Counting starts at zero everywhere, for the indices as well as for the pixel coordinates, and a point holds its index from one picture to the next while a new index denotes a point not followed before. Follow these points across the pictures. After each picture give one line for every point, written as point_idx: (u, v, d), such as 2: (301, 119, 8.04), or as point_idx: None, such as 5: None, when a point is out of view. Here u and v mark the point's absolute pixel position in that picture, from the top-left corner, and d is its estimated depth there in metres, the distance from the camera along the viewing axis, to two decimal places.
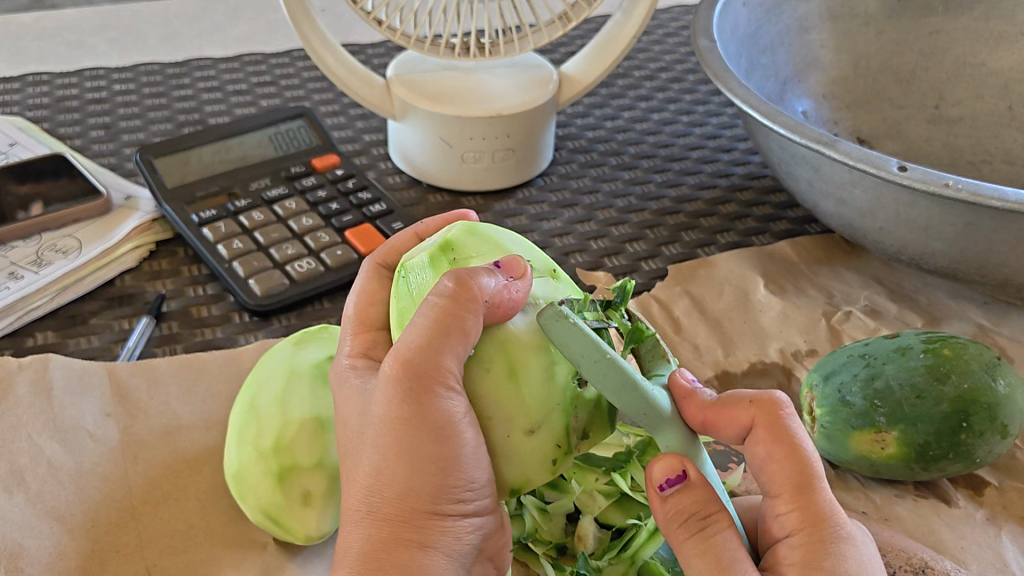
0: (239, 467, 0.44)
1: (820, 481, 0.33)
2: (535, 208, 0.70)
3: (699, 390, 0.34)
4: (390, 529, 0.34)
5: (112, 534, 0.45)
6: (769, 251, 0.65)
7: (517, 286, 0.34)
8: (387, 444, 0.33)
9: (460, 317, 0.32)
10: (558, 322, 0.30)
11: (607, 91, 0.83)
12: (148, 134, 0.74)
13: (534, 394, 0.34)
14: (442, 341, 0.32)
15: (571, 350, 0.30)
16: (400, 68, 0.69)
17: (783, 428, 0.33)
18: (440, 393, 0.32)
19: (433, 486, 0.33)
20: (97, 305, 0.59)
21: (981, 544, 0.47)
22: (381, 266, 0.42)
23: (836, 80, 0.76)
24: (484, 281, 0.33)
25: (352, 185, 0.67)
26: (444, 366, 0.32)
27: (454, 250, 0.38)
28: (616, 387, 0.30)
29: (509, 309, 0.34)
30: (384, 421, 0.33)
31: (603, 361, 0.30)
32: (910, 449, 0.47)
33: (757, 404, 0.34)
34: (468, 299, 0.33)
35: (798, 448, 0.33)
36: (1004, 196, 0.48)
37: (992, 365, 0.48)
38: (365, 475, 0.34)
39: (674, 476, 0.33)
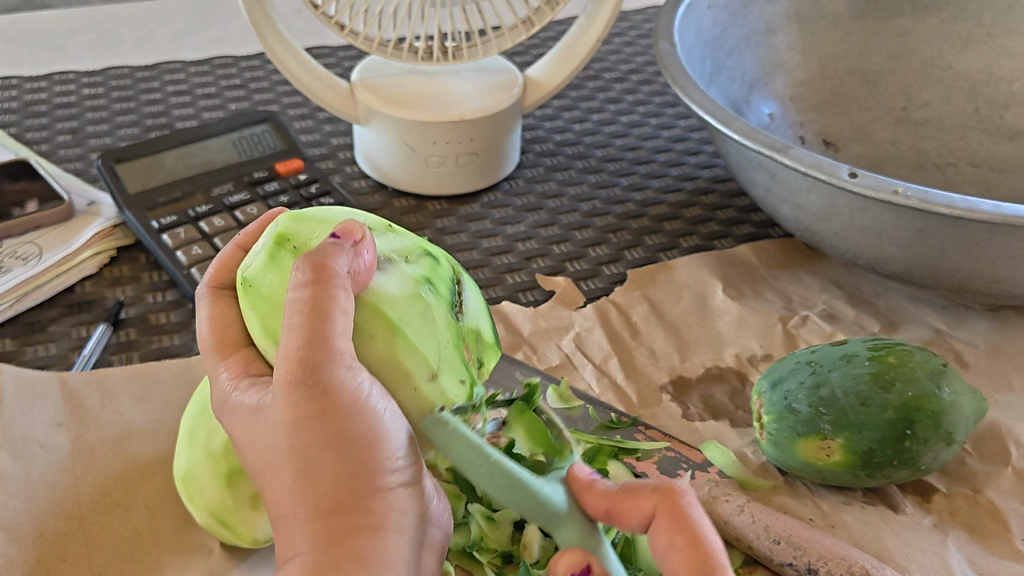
0: (188, 468, 0.44)
1: (723, 572, 0.31)
2: (499, 212, 0.70)
3: (597, 482, 0.35)
4: (335, 526, 0.31)
5: (59, 543, 0.45)
6: (730, 255, 0.66)
7: (365, 250, 0.34)
8: (304, 445, 0.32)
9: (330, 298, 0.32)
10: (442, 429, 0.35)
11: (577, 94, 0.83)
12: (114, 139, 0.74)
13: (422, 339, 0.36)
14: (319, 326, 0.31)
15: (461, 457, 0.34)
16: (365, 72, 0.69)
17: (683, 516, 0.32)
18: (340, 374, 0.32)
19: (363, 466, 0.32)
20: (56, 312, 0.59)
21: (926, 551, 0.47)
22: (219, 288, 0.38)
23: (804, 82, 0.76)
24: (338, 259, 0.33)
25: (314, 190, 0.67)
26: (334, 348, 0.32)
27: (291, 240, 0.37)
28: (507, 488, 0.34)
29: (362, 276, 0.34)
30: (293, 425, 0.32)
31: (485, 463, 0.34)
32: (856, 456, 0.47)
33: (658, 493, 0.33)
34: (328, 276, 0.32)
35: (699, 534, 0.32)
36: (951, 203, 0.48)
37: (936, 373, 0.48)
38: (290, 487, 0.32)
39: (579, 568, 0.33)
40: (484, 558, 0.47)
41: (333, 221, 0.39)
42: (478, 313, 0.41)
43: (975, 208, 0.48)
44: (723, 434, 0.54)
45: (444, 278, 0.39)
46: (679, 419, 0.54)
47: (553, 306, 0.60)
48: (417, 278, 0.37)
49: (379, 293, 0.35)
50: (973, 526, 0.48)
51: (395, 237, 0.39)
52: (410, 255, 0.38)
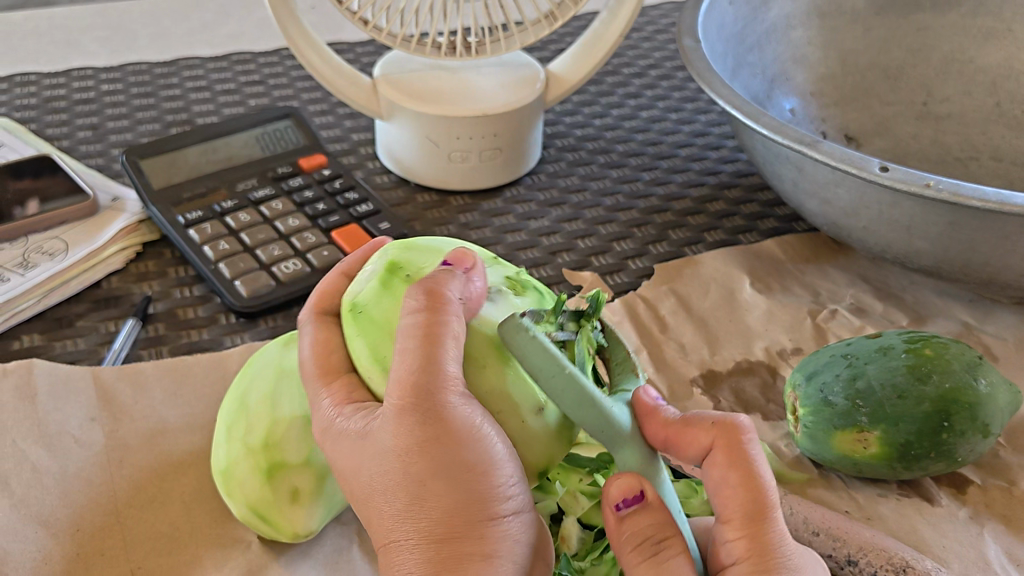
0: (228, 463, 0.43)
1: (772, 510, 0.33)
2: (523, 207, 0.70)
3: (662, 408, 0.34)
4: (448, 549, 0.32)
5: (98, 538, 0.45)
6: (756, 249, 0.66)
7: (477, 277, 0.37)
8: (414, 469, 0.32)
9: (443, 325, 0.34)
10: (521, 334, 0.31)
11: (596, 89, 0.83)
12: (135, 135, 0.74)
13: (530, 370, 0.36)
14: (434, 350, 0.33)
15: (532, 364, 0.31)
16: (387, 68, 0.69)
17: (742, 454, 0.33)
18: (449, 400, 0.33)
19: (472, 491, 0.32)
20: (84, 307, 0.59)
21: (964, 543, 0.47)
22: (323, 313, 0.40)
23: (824, 77, 0.76)
24: (449, 288, 0.35)
25: (339, 185, 0.67)
26: (445, 372, 0.33)
27: (403, 269, 0.39)
28: (575, 404, 0.31)
29: (473, 301, 0.36)
30: (403, 449, 0.33)
31: (563, 375, 0.31)
32: (892, 448, 0.47)
33: (718, 428, 0.33)
34: (442, 303, 0.34)
35: (756, 474, 0.32)
36: (984, 196, 0.48)
37: (973, 365, 0.48)
38: (402, 510, 0.33)
39: (632, 496, 0.33)
40: None
41: (443, 251, 0.41)
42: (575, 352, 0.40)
43: (1008, 201, 0.48)
44: (756, 427, 0.54)
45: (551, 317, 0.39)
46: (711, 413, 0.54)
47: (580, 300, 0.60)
48: (523, 308, 0.38)
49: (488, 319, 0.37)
50: (1009, 518, 0.49)
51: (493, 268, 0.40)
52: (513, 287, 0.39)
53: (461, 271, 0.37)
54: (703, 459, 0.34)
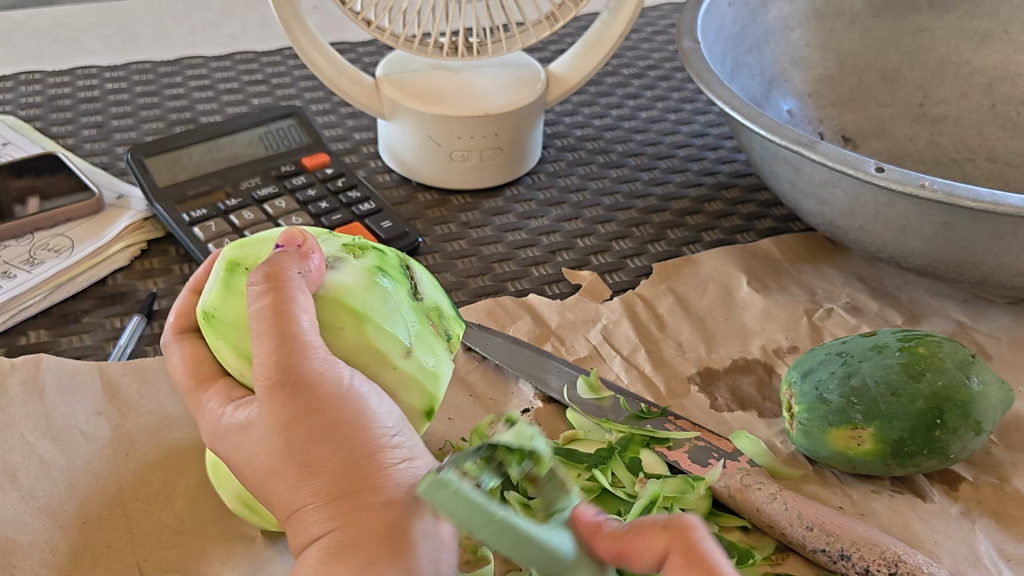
0: (220, 456, 0.44)
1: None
2: (523, 206, 0.71)
3: (605, 523, 0.30)
4: (351, 506, 0.34)
5: (105, 530, 0.46)
6: (753, 249, 0.66)
7: (312, 254, 0.38)
8: (302, 441, 0.34)
9: (283, 301, 0.35)
10: (440, 488, 0.27)
11: (596, 89, 0.84)
12: (140, 133, 0.75)
13: (390, 320, 0.39)
14: (282, 324, 0.34)
15: (458, 514, 0.27)
16: (389, 68, 0.70)
17: (698, 551, 0.28)
18: (313, 368, 0.34)
19: (360, 445, 0.34)
20: (90, 304, 0.59)
21: (955, 539, 0.48)
22: (181, 334, 0.42)
23: (822, 79, 0.77)
24: (290, 268, 0.36)
25: (341, 184, 0.68)
26: (303, 342, 0.34)
27: (241, 263, 0.40)
28: (514, 540, 0.27)
29: (317, 271, 0.38)
30: (277, 427, 0.34)
31: (491, 520, 0.26)
32: (886, 445, 0.48)
33: (667, 529, 0.29)
34: (282, 280, 0.35)
35: (712, 568, 0.28)
36: (978, 196, 0.49)
37: (966, 364, 0.49)
38: (299, 485, 0.34)
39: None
40: None
41: (272, 237, 0.42)
42: (428, 288, 0.45)
43: (1002, 201, 0.48)
44: (752, 424, 0.55)
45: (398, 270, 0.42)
46: (709, 410, 0.55)
47: (579, 299, 0.61)
48: (370, 268, 0.41)
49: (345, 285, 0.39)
50: (1001, 515, 0.49)
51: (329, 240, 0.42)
52: (356, 252, 0.42)
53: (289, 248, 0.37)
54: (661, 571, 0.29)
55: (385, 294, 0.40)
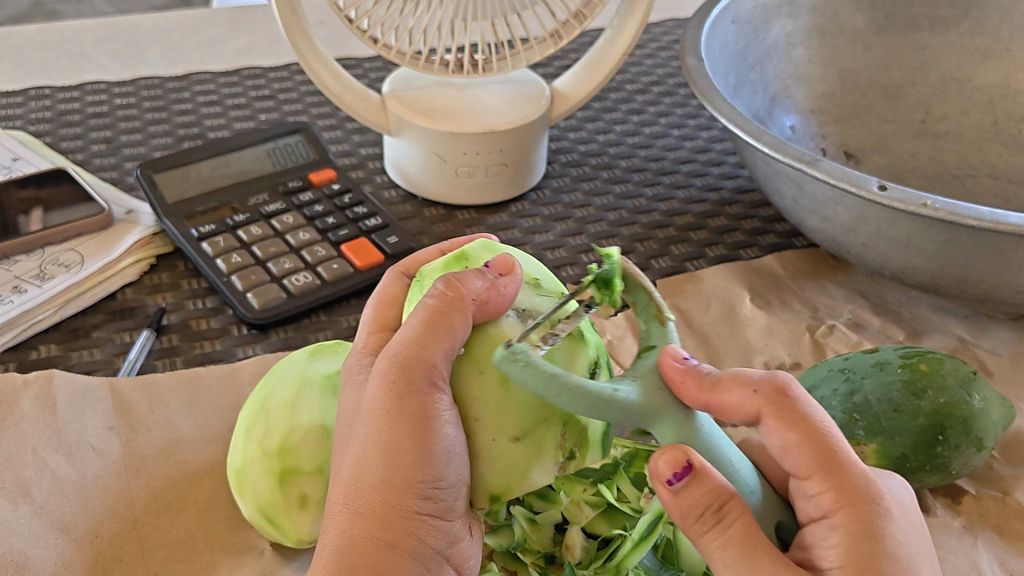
0: (243, 463, 0.45)
1: (846, 458, 0.34)
2: (528, 221, 0.71)
3: (693, 368, 0.33)
4: (363, 525, 0.35)
5: (116, 544, 0.46)
6: (756, 265, 0.67)
7: (507, 285, 0.38)
8: (373, 434, 0.35)
9: (449, 314, 0.36)
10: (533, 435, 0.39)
11: (600, 105, 0.85)
12: (148, 148, 0.75)
13: (525, 401, 0.36)
14: (429, 337, 0.35)
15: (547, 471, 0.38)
16: (396, 85, 0.70)
17: (795, 414, 0.34)
18: (427, 390, 0.35)
19: (407, 478, 0.35)
20: (99, 319, 0.60)
21: (958, 553, 0.48)
22: (403, 275, 0.44)
23: (824, 95, 0.77)
24: (471, 283, 0.37)
25: (348, 200, 0.68)
26: (432, 360, 0.35)
27: (467, 258, 0.42)
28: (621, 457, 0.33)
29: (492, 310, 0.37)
30: (371, 409, 0.36)
31: (563, 392, 0.30)
32: (889, 461, 0.48)
33: (760, 394, 0.34)
34: (461, 300, 0.36)
35: (818, 432, 0.34)
36: (978, 215, 0.49)
37: (967, 381, 0.49)
38: (349, 469, 0.36)
39: (680, 469, 0.33)
40: (528, 559, 0.47)
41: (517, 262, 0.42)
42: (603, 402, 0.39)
43: (1002, 219, 0.49)
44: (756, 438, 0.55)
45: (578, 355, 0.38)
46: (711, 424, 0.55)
47: None
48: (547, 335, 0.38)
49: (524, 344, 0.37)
50: (1002, 529, 0.50)
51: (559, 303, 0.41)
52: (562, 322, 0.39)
53: (491, 275, 0.38)
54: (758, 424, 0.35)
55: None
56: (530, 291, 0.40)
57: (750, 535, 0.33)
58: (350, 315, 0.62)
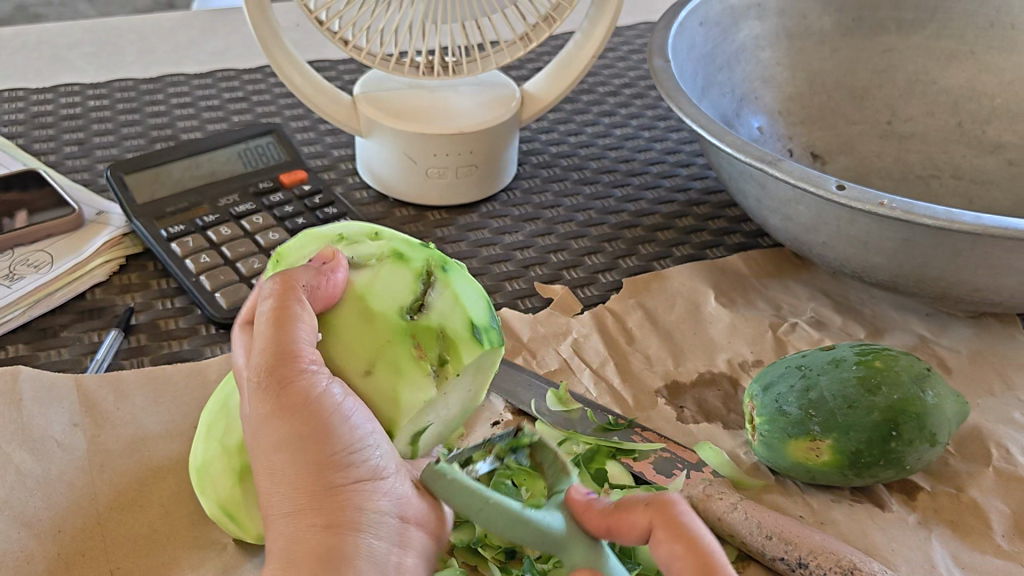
0: (203, 461, 0.46)
1: (721, 569, 0.34)
2: (498, 222, 0.72)
3: (594, 501, 0.37)
4: (306, 516, 0.36)
5: (79, 540, 0.47)
6: (722, 265, 0.68)
7: (335, 260, 0.40)
8: (276, 435, 0.37)
9: (286, 309, 0.37)
10: (439, 479, 0.35)
11: (572, 107, 0.85)
12: (121, 150, 0.76)
13: (357, 336, 0.39)
14: (281, 332, 0.37)
15: (457, 500, 0.35)
16: (368, 86, 0.71)
17: (678, 525, 0.35)
18: (301, 374, 0.37)
19: (315, 462, 0.36)
20: (68, 318, 0.60)
21: (912, 547, 0.49)
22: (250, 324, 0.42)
23: (792, 97, 0.78)
24: (297, 277, 0.39)
25: (318, 200, 0.69)
26: (297, 349, 0.37)
27: (280, 257, 0.44)
28: (505, 524, 0.34)
29: (332, 292, 0.39)
30: (264, 416, 0.37)
31: (484, 506, 0.35)
32: (843, 456, 0.49)
33: (651, 508, 0.36)
34: (294, 293, 0.38)
35: (693, 539, 0.34)
36: (933, 213, 0.51)
37: (920, 377, 0.50)
38: (272, 478, 0.37)
39: None
40: (488, 553, 0.47)
41: (321, 235, 0.44)
42: (447, 307, 0.41)
43: (957, 218, 0.50)
44: (717, 435, 0.56)
45: (400, 282, 0.40)
46: (674, 422, 0.56)
47: (551, 313, 0.62)
48: (358, 290, 0.40)
49: (359, 285, 0.40)
50: (956, 523, 0.51)
51: (365, 242, 0.43)
52: (380, 257, 0.41)
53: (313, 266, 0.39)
54: (649, 541, 0.36)
55: (365, 303, 0.40)
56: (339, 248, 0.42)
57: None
58: None
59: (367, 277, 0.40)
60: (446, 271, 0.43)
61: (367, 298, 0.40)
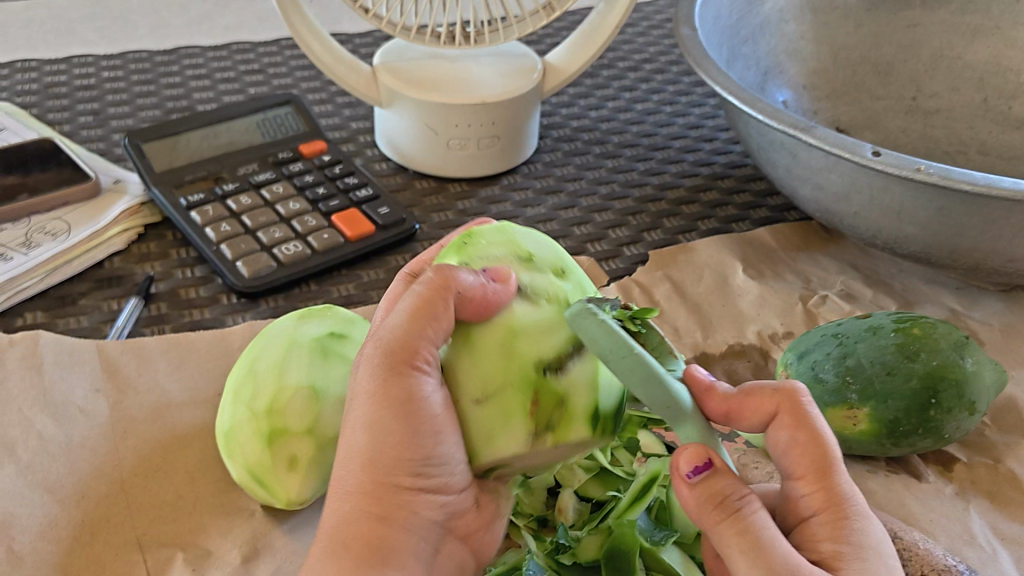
0: (231, 425, 0.45)
1: (839, 464, 0.34)
2: (520, 194, 0.71)
3: (716, 383, 0.35)
4: (360, 499, 0.34)
5: (103, 505, 0.45)
6: (748, 237, 0.67)
7: (500, 292, 0.36)
8: (371, 414, 0.34)
9: (436, 302, 0.34)
10: (588, 318, 0.32)
11: (592, 82, 0.84)
12: (136, 120, 0.75)
13: (488, 362, 0.35)
14: (419, 324, 0.34)
15: (597, 346, 0.31)
16: (388, 56, 0.70)
17: (805, 416, 0.34)
18: (414, 374, 0.34)
19: (394, 456, 0.34)
20: (86, 286, 0.59)
21: (951, 518, 0.48)
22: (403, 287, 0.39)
23: (816, 71, 0.77)
24: (463, 280, 0.35)
25: (339, 170, 0.68)
26: (423, 347, 0.34)
27: (469, 239, 0.40)
28: (645, 381, 0.31)
29: (483, 311, 0.35)
30: (368, 390, 0.34)
31: (629, 356, 0.31)
32: (881, 425, 0.48)
33: (778, 394, 0.34)
34: (450, 291, 0.35)
35: (819, 433, 0.34)
36: (972, 180, 0.50)
37: (960, 345, 0.49)
38: (347, 445, 0.35)
39: (701, 464, 0.32)
40: (520, 522, 0.47)
41: (518, 243, 0.39)
42: (587, 377, 0.36)
43: (996, 184, 0.49)
44: None
45: (555, 337, 0.36)
46: None
47: None
48: (508, 316, 0.36)
49: (519, 320, 0.36)
50: (994, 495, 0.50)
51: (552, 276, 0.38)
52: (552, 299, 0.37)
53: (483, 276, 0.36)
54: (769, 425, 0.35)
55: (510, 340, 0.36)
56: (521, 269, 0.38)
57: (765, 528, 0.32)
58: (341, 285, 0.61)
59: (534, 313, 0.36)
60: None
61: (515, 335, 0.36)
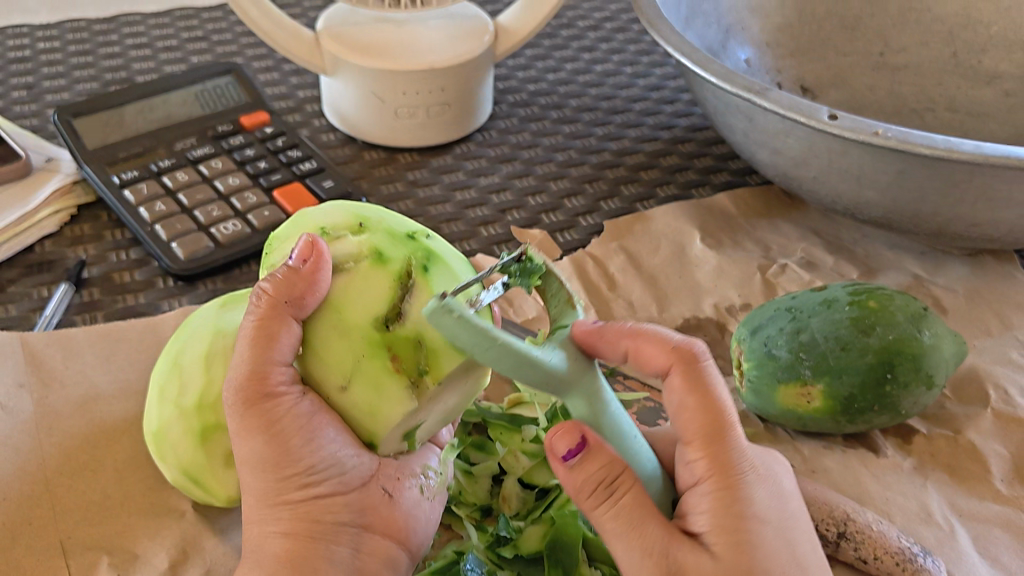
0: (159, 425, 0.43)
1: (729, 429, 0.33)
2: (472, 163, 0.68)
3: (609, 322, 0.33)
4: (270, 521, 0.35)
5: (25, 508, 0.44)
6: (708, 205, 0.65)
7: (315, 266, 0.33)
8: (250, 447, 0.34)
9: (269, 327, 0.33)
10: (445, 316, 0.28)
11: (550, 43, 0.81)
12: (72, 94, 0.71)
13: (332, 346, 0.33)
14: (261, 351, 0.33)
15: (464, 342, 0.28)
16: (331, 20, 0.66)
17: (699, 378, 0.34)
18: (273, 398, 0.33)
19: (283, 476, 0.34)
20: (15, 273, 0.57)
21: (907, 495, 0.47)
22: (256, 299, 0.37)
23: (781, 28, 0.74)
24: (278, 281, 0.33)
25: (281, 143, 0.65)
26: (274, 370, 0.33)
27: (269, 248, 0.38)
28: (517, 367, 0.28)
29: (319, 294, 0.33)
30: (239, 429, 0.34)
31: (496, 346, 0.28)
32: (836, 402, 0.46)
33: (676, 351, 0.34)
34: (276, 307, 0.33)
35: (712, 395, 0.33)
36: (931, 143, 0.47)
37: (917, 317, 0.47)
38: (244, 482, 0.35)
39: (575, 446, 0.32)
40: (463, 512, 0.45)
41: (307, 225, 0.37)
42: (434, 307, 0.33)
43: (957, 148, 0.47)
44: None
45: (376, 290, 0.33)
46: None
47: None
48: (329, 304, 0.34)
49: (336, 292, 0.34)
50: (953, 469, 0.48)
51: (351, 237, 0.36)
52: (359, 259, 0.34)
53: (291, 262, 0.33)
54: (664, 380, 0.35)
55: (337, 317, 0.33)
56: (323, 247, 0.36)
57: (643, 508, 0.32)
58: None
59: (344, 280, 0.34)
60: (433, 266, 0.35)
61: (341, 311, 0.33)
